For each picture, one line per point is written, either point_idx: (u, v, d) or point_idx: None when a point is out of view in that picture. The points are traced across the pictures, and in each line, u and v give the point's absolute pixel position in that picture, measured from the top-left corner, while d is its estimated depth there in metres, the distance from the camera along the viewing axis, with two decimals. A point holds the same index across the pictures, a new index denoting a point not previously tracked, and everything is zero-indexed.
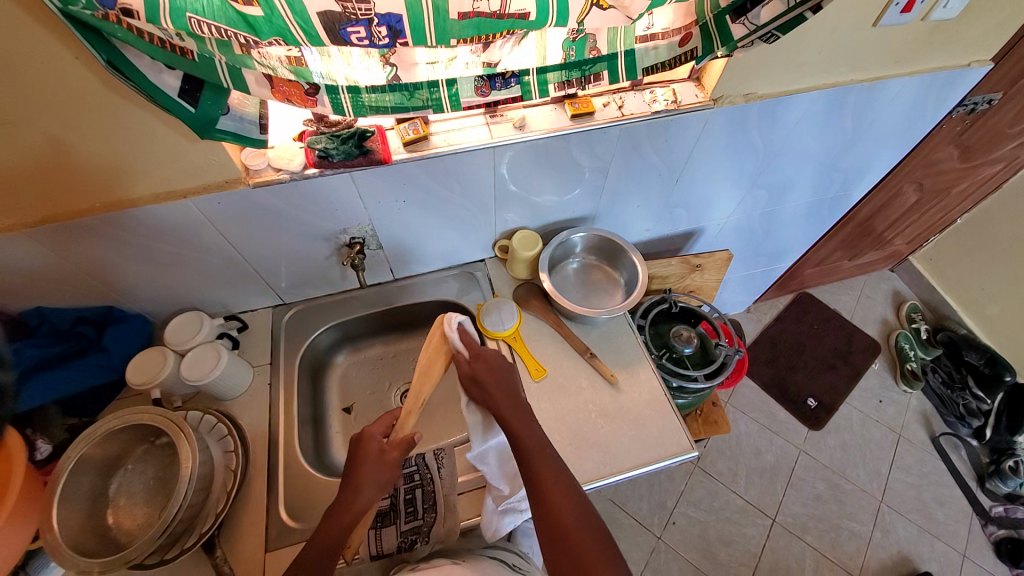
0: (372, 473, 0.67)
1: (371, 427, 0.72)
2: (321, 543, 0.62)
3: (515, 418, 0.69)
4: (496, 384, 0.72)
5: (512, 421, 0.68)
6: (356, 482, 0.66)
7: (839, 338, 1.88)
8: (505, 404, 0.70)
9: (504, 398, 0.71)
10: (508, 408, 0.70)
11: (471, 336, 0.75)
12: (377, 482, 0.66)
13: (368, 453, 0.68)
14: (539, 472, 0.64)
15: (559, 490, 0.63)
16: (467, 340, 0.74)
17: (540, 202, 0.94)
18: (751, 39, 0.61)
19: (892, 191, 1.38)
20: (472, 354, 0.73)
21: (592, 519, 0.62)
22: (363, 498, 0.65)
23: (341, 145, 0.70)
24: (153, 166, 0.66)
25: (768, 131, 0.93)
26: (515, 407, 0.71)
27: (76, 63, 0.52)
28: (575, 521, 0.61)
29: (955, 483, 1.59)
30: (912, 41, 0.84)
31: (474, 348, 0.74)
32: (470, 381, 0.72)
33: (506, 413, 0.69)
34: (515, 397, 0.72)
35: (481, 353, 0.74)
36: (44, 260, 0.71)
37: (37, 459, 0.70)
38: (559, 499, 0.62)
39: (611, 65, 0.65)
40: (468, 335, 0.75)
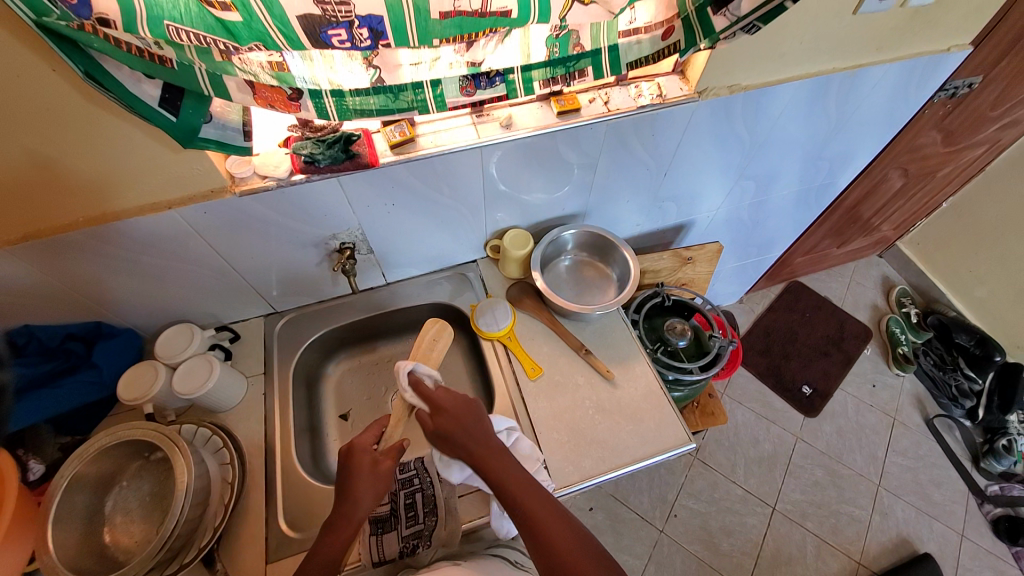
0: (367, 483, 0.65)
1: (360, 439, 0.68)
2: (320, 557, 0.63)
3: (495, 458, 0.65)
4: (470, 426, 0.66)
5: (493, 467, 0.64)
6: (351, 494, 0.65)
7: (831, 325, 1.90)
8: (477, 449, 0.65)
9: (476, 444, 0.65)
10: (484, 450, 0.65)
11: (429, 388, 0.66)
12: (373, 493, 0.65)
13: (360, 466, 0.65)
14: (529, 505, 0.63)
15: (549, 515, 0.63)
16: (424, 392, 0.65)
17: (530, 201, 0.93)
18: (733, 30, 0.61)
19: (877, 178, 1.40)
20: (433, 408, 0.65)
21: (582, 529, 0.64)
22: (361, 511, 0.65)
23: (326, 150, 0.69)
24: (136, 178, 0.65)
25: (753, 122, 0.93)
26: (489, 448, 0.66)
27: (54, 75, 0.51)
28: (568, 539, 0.62)
29: (949, 464, 1.61)
30: (891, 28, 0.85)
31: (434, 400, 0.65)
32: (437, 437, 0.65)
33: (480, 459, 0.65)
34: (490, 438, 0.66)
35: (440, 403, 0.65)
36: (28, 277, 0.70)
37: (29, 480, 0.70)
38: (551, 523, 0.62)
39: (595, 61, 0.65)
40: (429, 386, 0.67)
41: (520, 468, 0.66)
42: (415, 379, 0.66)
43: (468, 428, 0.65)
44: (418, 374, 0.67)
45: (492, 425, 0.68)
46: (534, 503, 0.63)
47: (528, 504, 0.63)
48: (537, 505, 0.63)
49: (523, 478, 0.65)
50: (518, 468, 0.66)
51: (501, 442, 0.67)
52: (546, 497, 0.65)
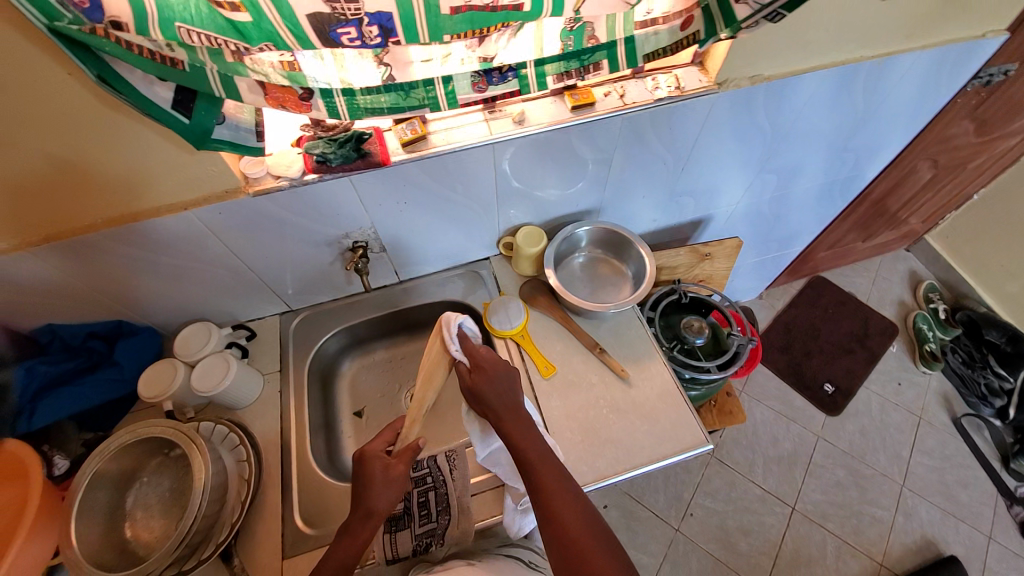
0: (379, 489, 0.65)
1: (370, 445, 0.70)
2: (338, 561, 0.62)
3: (520, 428, 0.67)
4: (501, 386, 0.69)
5: (517, 437, 0.66)
6: (367, 495, 0.66)
7: (855, 321, 1.84)
8: (507, 415, 0.67)
9: (505, 407, 0.68)
10: (509, 417, 0.67)
11: (471, 345, 0.71)
12: (387, 494, 0.66)
13: (373, 474, 0.67)
14: (545, 482, 0.63)
15: (564, 493, 0.62)
16: (468, 347, 0.70)
17: (543, 197, 0.92)
18: (756, 19, 0.57)
19: (905, 170, 1.35)
20: (473, 365, 0.70)
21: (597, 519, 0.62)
22: (382, 505, 0.66)
23: (338, 149, 0.69)
24: (153, 179, 0.66)
25: (775, 114, 0.90)
26: (516, 415, 0.67)
27: (69, 80, 0.52)
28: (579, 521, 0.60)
29: (977, 465, 1.55)
30: (923, 12, 0.81)
31: (474, 356, 0.70)
32: (471, 393, 0.69)
33: (507, 421, 0.67)
34: (517, 407, 0.69)
35: (481, 360, 0.70)
36: (52, 277, 0.72)
37: (54, 475, 0.72)
38: (564, 501, 0.62)
39: (611, 54, 0.63)
40: (469, 343, 0.71)
41: (542, 446, 0.66)
42: (460, 336, 0.71)
43: (501, 391, 0.69)
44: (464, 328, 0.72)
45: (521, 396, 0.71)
46: (551, 481, 0.63)
47: (545, 480, 0.63)
48: (554, 483, 0.63)
49: (543, 453, 0.65)
50: (540, 442, 0.66)
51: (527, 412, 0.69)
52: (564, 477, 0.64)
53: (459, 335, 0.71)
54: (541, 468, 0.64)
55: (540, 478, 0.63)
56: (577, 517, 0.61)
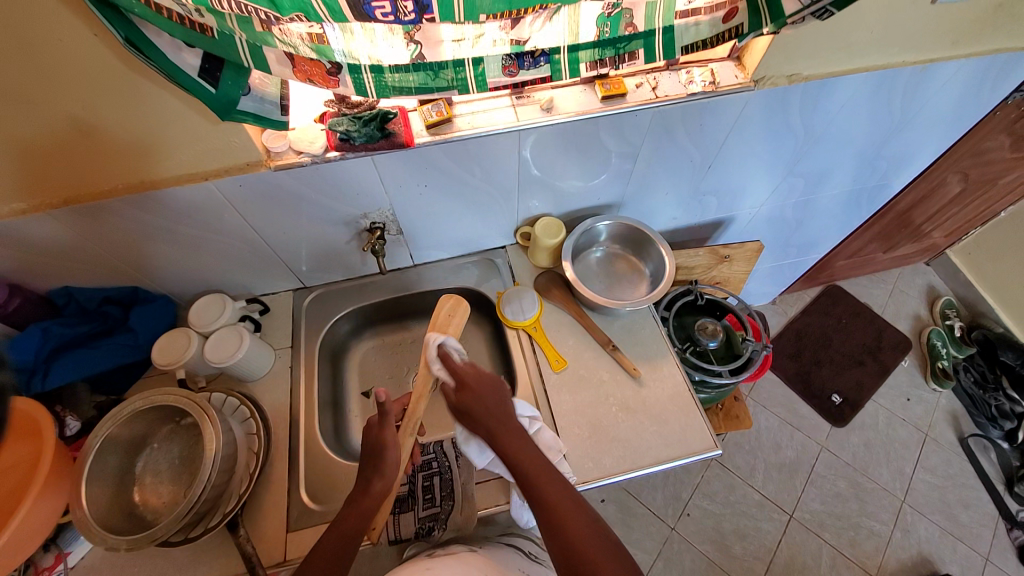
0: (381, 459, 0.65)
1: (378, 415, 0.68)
2: (340, 532, 0.62)
3: (514, 437, 0.65)
4: (491, 400, 0.66)
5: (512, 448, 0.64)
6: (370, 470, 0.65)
7: (868, 333, 1.81)
8: (499, 426, 0.65)
9: (497, 420, 0.65)
10: (502, 429, 0.65)
11: (457, 362, 0.68)
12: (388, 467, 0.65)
13: (373, 442, 0.65)
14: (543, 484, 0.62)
15: (561, 494, 0.62)
16: (451, 366, 0.67)
17: (565, 188, 0.90)
18: (802, 15, 0.55)
19: (934, 183, 1.31)
20: (457, 384, 0.67)
21: (596, 518, 0.62)
22: (380, 485, 0.64)
23: (363, 127, 0.68)
24: (174, 147, 0.65)
25: (809, 116, 0.87)
26: (510, 427, 0.65)
27: (95, 40, 0.51)
28: (580, 520, 0.60)
29: (981, 486, 1.53)
30: (972, 19, 0.77)
31: (459, 375, 0.67)
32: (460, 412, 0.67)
33: (500, 432, 0.65)
34: (510, 417, 0.67)
35: (466, 378, 0.67)
36: (72, 240, 0.72)
37: (66, 435, 0.73)
38: (563, 502, 0.61)
39: (648, 43, 0.60)
40: (455, 362, 0.68)
41: (540, 461, 0.64)
42: (443, 354, 0.68)
43: (491, 407, 0.66)
44: (447, 347, 0.68)
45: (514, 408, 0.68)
46: (548, 481, 0.62)
47: (543, 481, 0.62)
48: (552, 482, 0.62)
49: (539, 461, 0.64)
50: (535, 449, 0.65)
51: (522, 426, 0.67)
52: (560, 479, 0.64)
53: (442, 355, 0.68)
54: (538, 470, 0.63)
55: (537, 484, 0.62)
56: (578, 517, 0.60)
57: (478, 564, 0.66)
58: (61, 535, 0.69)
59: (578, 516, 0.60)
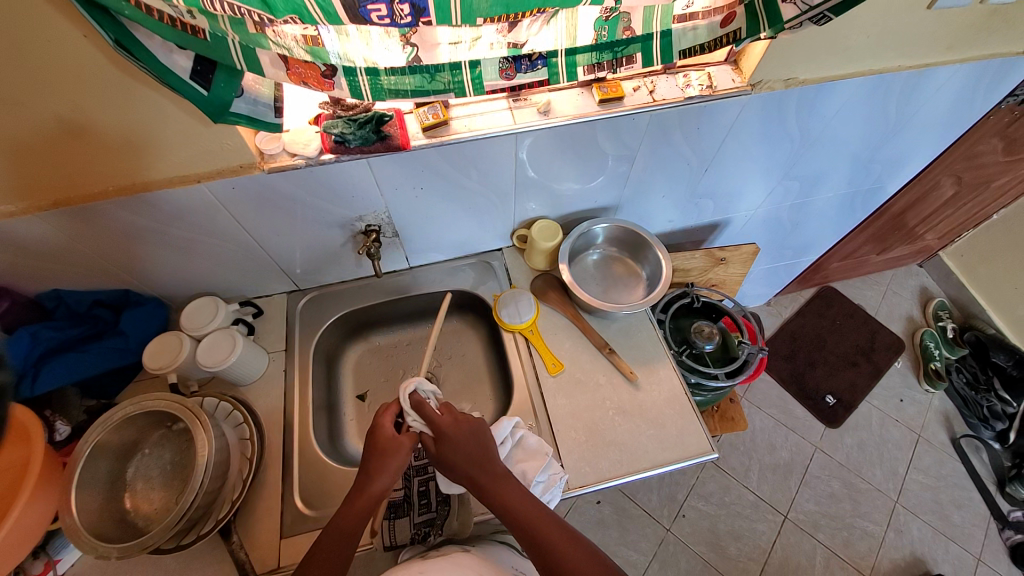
0: (384, 462, 0.65)
1: (382, 414, 0.69)
2: (338, 531, 0.62)
3: (494, 481, 0.65)
4: (470, 446, 0.67)
5: (493, 488, 0.65)
6: (369, 471, 0.65)
7: (862, 334, 1.83)
8: (478, 472, 0.65)
9: (476, 467, 0.66)
10: (481, 473, 0.65)
11: (432, 411, 0.69)
12: (390, 470, 0.65)
13: (380, 441, 0.67)
14: (529, 510, 0.63)
15: (545, 518, 0.63)
16: (426, 414, 0.69)
17: (561, 190, 0.90)
18: (801, 20, 0.55)
19: (929, 185, 1.32)
20: (436, 433, 0.68)
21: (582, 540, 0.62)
22: (378, 486, 0.65)
23: (358, 130, 0.67)
24: (168, 149, 0.64)
25: (805, 120, 0.88)
26: (491, 471, 0.66)
27: (85, 42, 0.50)
28: (568, 542, 0.61)
29: (972, 486, 1.55)
30: (967, 25, 0.78)
31: (435, 424, 0.68)
32: (439, 466, 0.67)
33: (480, 480, 0.65)
34: (492, 461, 0.67)
35: (442, 428, 0.68)
36: (60, 242, 0.71)
37: (56, 440, 0.71)
38: (550, 525, 0.62)
39: (646, 47, 0.60)
40: (431, 411, 0.69)
41: (522, 495, 0.65)
42: (417, 402, 0.70)
43: (470, 455, 0.67)
44: (421, 393, 0.71)
45: (494, 447, 0.69)
46: (529, 507, 0.64)
47: (526, 508, 0.64)
48: (535, 508, 0.64)
49: (522, 496, 0.65)
50: (516, 484, 0.66)
51: (505, 467, 0.67)
52: (542, 506, 0.65)
53: (416, 404, 0.70)
54: (519, 502, 0.64)
55: (521, 513, 0.63)
56: (564, 537, 0.61)
57: (471, 567, 0.65)
58: (50, 542, 0.68)
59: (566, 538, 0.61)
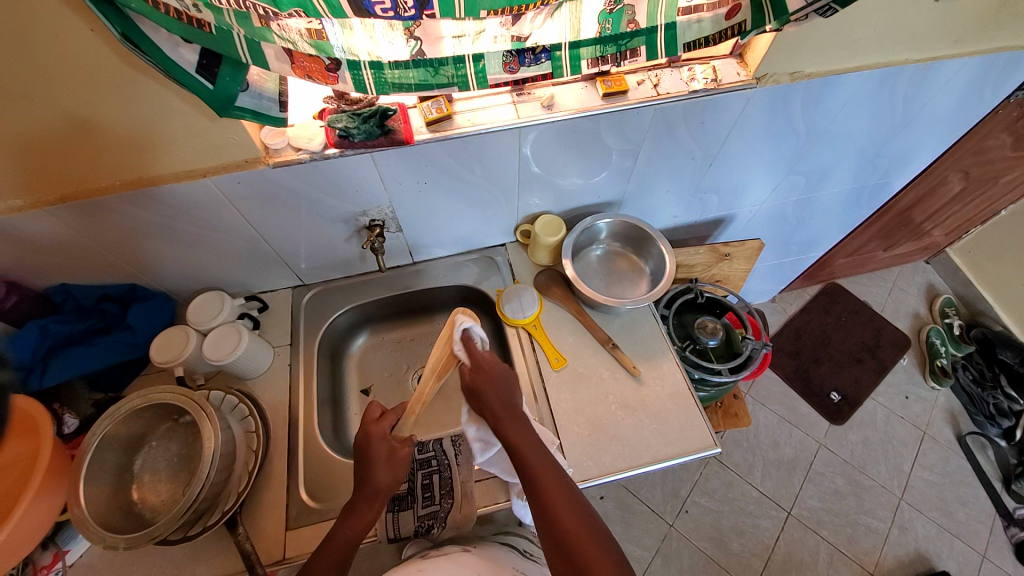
0: (380, 465, 0.66)
1: (375, 427, 0.68)
2: (344, 538, 0.64)
3: (514, 424, 0.65)
4: (500, 387, 0.66)
5: (510, 431, 0.65)
6: (368, 467, 0.66)
7: (868, 331, 1.82)
8: (502, 413, 0.66)
9: (502, 409, 0.66)
10: (505, 413, 0.66)
11: (479, 348, 0.67)
12: (388, 471, 0.66)
13: (375, 449, 0.66)
14: (538, 471, 0.63)
15: (554, 482, 0.63)
16: (472, 349, 0.66)
17: (565, 185, 0.90)
18: (806, 12, 0.55)
19: (935, 181, 1.30)
20: (474, 365, 0.66)
21: (587, 508, 0.62)
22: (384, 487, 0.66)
23: (361, 124, 0.68)
24: (175, 144, 0.65)
25: (811, 114, 0.87)
26: (512, 415, 0.66)
27: (92, 36, 0.50)
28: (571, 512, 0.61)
29: (978, 483, 1.54)
30: (975, 18, 0.77)
31: (477, 358, 0.66)
32: (469, 392, 0.66)
33: (501, 418, 0.65)
34: (515, 406, 0.67)
35: (482, 362, 0.66)
36: (68, 236, 0.71)
37: (64, 433, 0.73)
38: (558, 492, 0.62)
39: (650, 40, 0.59)
40: (475, 345, 0.66)
41: (535, 443, 0.65)
42: (467, 338, 0.65)
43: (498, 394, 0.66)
44: (471, 333, 0.66)
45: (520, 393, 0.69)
46: (540, 465, 0.63)
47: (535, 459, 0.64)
48: (547, 468, 0.63)
49: (536, 446, 0.65)
50: (532, 434, 0.66)
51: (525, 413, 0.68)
52: (553, 465, 0.64)
53: (465, 338, 0.66)
54: (533, 459, 0.64)
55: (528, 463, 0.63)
56: (569, 507, 0.61)
57: (471, 564, 0.66)
58: (59, 533, 0.69)
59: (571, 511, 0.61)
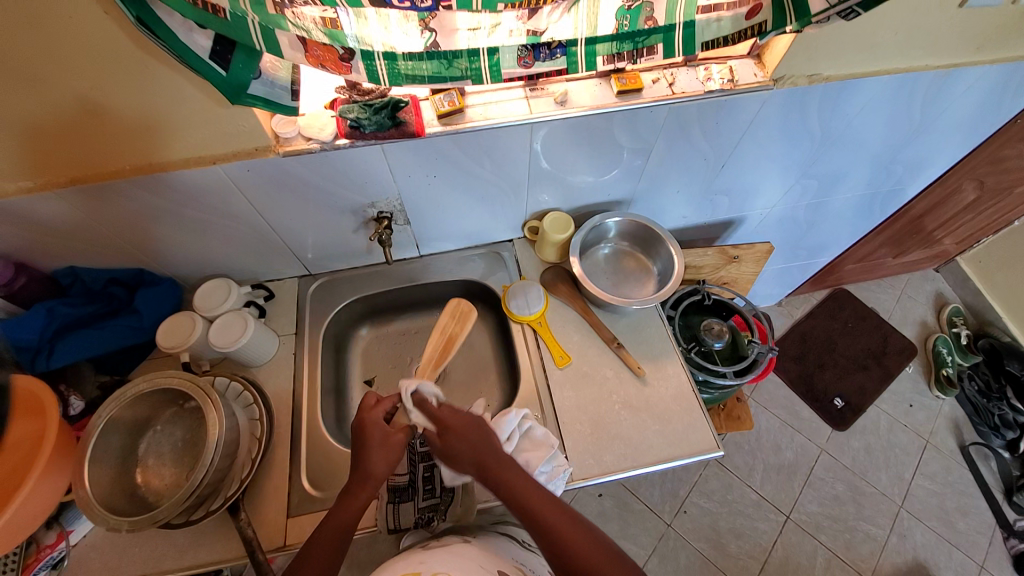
0: (378, 448, 0.66)
1: (371, 411, 0.69)
2: (339, 521, 0.63)
3: (500, 466, 0.64)
4: (476, 436, 0.66)
5: (500, 474, 0.63)
6: (365, 456, 0.65)
7: (874, 338, 1.80)
8: (490, 460, 0.64)
9: (488, 457, 0.64)
10: (492, 460, 0.64)
11: (434, 406, 0.69)
12: (385, 455, 0.66)
13: (375, 431, 0.67)
14: (530, 498, 0.61)
15: (548, 505, 0.61)
16: (427, 411, 0.68)
17: (575, 183, 0.89)
18: (829, 14, 0.53)
19: (950, 189, 1.29)
20: (439, 428, 0.67)
21: (586, 525, 0.61)
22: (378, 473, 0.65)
23: (373, 115, 0.67)
24: (186, 131, 0.65)
25: (827, 118, 0.86)
26: (500, 459, 0.64)
27: (105, 19, 0.50)
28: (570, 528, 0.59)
29: (979, 494, 1.53)
30: (1001, 25, 0.75)
31: (437, 417, 0.68)
32: (445, 457, 0.66)
33: (489, 467, 0.63)
34: (498, 450, 0.65)
35: (445, 420, 0.67)
36: (78, 220, 0.71)
37: (70, 415, 0.73)
38: (554, 514, 0.60)
39: (668, 38, 0.59)
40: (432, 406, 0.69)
41: (524, 478, 0.63)
42: (418, 398, 0.69)
43: (477, 444, 0.65)
44: (423, 393, 0.70)
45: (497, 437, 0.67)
46: (531, 490, 0.62)
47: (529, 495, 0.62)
48: (538, 495, 0.62)
49: (526, 482, 0.63)
50: (519, 470, 0.64)
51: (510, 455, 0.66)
52: (545, 493, 0.63)
53: (418, 401, 0.69)
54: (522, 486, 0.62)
55: (522, 500, 0.61)
56: (567, 522, 0.60)
57: (473, 556, 0.66)
58: (63, 514, 0.70)
59: (570, 528, 0.59)
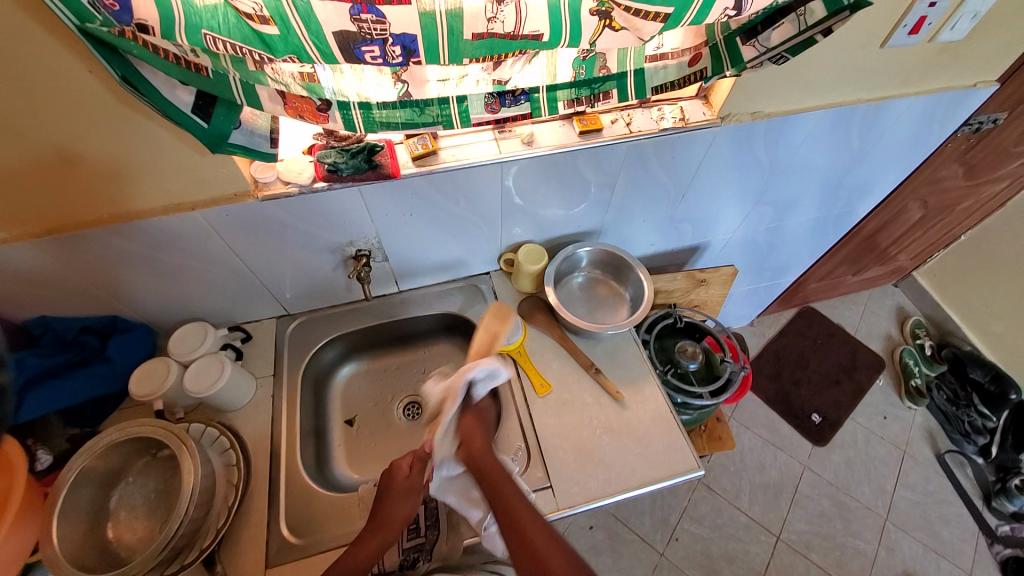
0: (400, 499, 0.70)
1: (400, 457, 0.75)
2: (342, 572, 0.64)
3: (495, 473, 0.68)
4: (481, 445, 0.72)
5: (491, 477, 0.67)
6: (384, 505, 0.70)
7: (844, 353, 1.87)
8: (485, 463, 0.69)
9: (485, 459, 0.70)
10: (491, 468, 0.68)
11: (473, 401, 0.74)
12: (407, 505, 0.70)
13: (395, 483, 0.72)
14: (514, 508, 0.63)
15: (531, 518, 0.62)
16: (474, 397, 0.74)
17: (547, 216, 0.94)
18: (760, 60, 0.60)
19: (897, 208, 1.39)
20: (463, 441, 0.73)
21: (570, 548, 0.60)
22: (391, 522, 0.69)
23: (350, 159, 0.71)
24: (165, 181, 0.67)
25: (773, 148, 0.93)
26: (490, 464, 0.69)
27: (89, 77, 0.53)
28: (548, 547, 0.59)
29: (959, 502, 1.57)
30: (917, 63, 0.85)
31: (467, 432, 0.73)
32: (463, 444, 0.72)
33: (483, 468, 0.68)
34: (496, 463, 0.70)
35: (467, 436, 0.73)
36: (52, 268, 0.71)
37: (37, 470, 0.70)
38: (531, 525, 0.61)
39: (621, 84, 0.65)
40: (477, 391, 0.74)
41: (515, 490, 0.66)
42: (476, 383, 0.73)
43: (484, 451, 0.71)
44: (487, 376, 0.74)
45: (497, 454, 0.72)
46: (515, 500, 0.64)
47: (513, 503, 0.64)
48: (520, 504, 0.64)
49: (515, 493, 0.65)
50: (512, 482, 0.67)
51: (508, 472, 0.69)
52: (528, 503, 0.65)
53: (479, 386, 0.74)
54: (507, 495, 0.65)
55: (505, 503, 0.64)
56: (545, 537, 0.60)
57: None
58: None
59: (546, 543, 0.59)
